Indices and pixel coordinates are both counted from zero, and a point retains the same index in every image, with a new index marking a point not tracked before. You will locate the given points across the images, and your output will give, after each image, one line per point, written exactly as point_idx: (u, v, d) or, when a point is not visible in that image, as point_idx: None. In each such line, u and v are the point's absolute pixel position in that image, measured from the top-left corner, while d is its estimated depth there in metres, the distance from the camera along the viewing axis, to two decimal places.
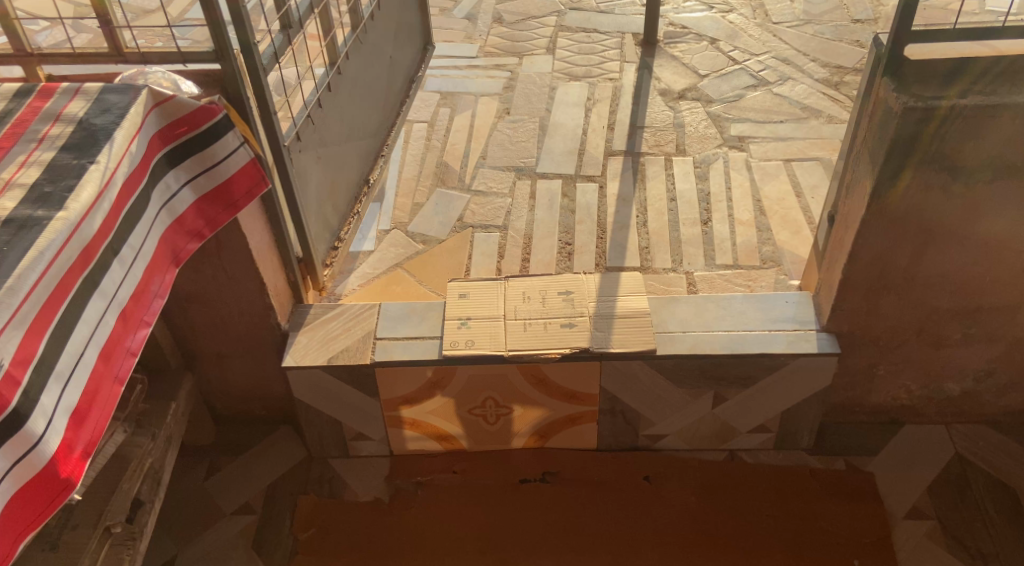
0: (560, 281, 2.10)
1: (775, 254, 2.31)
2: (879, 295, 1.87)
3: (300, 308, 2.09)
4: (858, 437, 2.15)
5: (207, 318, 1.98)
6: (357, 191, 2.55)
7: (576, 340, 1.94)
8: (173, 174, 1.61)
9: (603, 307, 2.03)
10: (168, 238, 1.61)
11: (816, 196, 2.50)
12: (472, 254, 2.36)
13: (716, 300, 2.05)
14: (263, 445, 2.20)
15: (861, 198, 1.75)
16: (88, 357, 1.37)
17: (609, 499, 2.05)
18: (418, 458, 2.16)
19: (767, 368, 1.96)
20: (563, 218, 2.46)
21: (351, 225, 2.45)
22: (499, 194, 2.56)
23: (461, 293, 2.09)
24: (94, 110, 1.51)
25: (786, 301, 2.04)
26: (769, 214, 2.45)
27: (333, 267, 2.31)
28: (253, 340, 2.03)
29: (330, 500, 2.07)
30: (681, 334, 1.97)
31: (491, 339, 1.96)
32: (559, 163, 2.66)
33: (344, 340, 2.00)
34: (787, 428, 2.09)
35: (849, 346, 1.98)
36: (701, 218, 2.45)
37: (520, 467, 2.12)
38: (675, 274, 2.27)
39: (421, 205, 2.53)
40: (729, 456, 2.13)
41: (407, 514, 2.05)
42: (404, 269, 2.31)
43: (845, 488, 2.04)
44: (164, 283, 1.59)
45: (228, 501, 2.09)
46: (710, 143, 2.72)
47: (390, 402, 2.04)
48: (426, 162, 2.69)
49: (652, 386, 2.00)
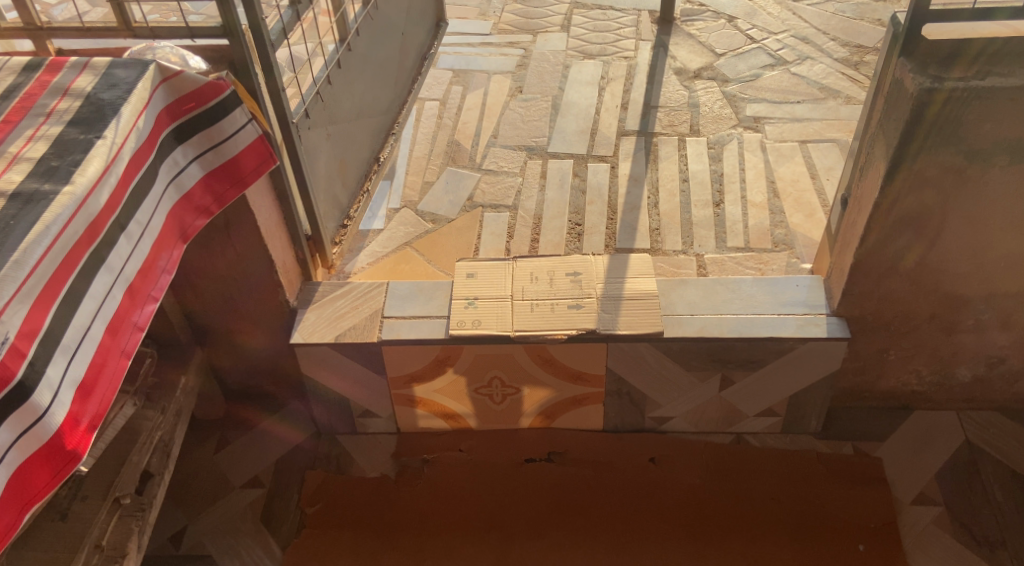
0: (568, 262, 2.09)
1: (788, 237, 2.29)
2: (890, 279, 1.85)
3: (308, 285, 2.09)
4: (867, 422, 2.13)
5: (216, 294, 1.99)
6: (367, 169, 2.55)
7: (583, 322, 1.93)
8: (181, 150, 1.61)
9: (611, 288, 2.02)
10: (176, 214, 1.62)
11: (831, 178, 2.47)
12: (481, 233, 2.36)
13: (725, 283, 2.03)
14: (272, 420, 2.22)
15: (875, 181, 1.72)
16: (95, 331, 1.37)
17: (614, 479, 2.06)
18: (424, 436, 2.17)
19: (776, 352, 1.94)
20: (573, 198, 2.45)
21: (360, 203, 2.46)
22: (509, 173, 2.55)
23: (469, 273, 2.08)
24: (102, 85, 1.51)
25: (798, 285, 2.02)
26: (783, 196, 2.42)
27: (342, 244, 2.32)
28: (262, 316, 2.04)
29: (337, 475, 2.09)
30: (689, 317, 1.95)
31: (498, 319, 1.96)
32: (571, 143, 2.65)
33: (352, 318, 2.01)
34: (795, 412, 2.08)
35: (860, 331, 1.96)
36: (713, 200, 2.42)
37: (526, 446, 2.13)
38: (685, 256, 2.25)
39: (431, 183, 2.53)
40: (734, 439, 2.13)
41: (413, 491, 2.06)
42: (413, 248, 2.32)
43: (851, 473, 2.03)
44: (172, 259, 1.60)
45: (237, 474, 2.11)
46: (725, 123, 2.69)
47: (397, 380, 2.05)
48: (438, 140, 2.67)
49: (658, 368, 1.99)
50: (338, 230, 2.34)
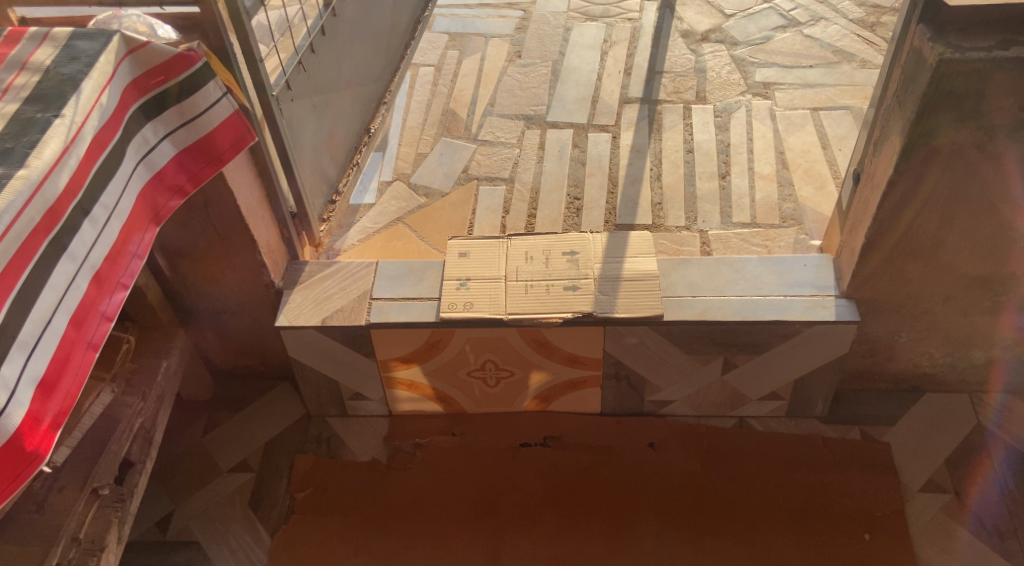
0: (565, 240, 2.00)
1: (796, 212, 2.19)
2: (903, 260, 1.75)
3: (295, 264, 2.01)
4: (876, 405, 2.05)
5: (199, 273, 1.91)
6: (357, 141, 2.46)
7: (580, 304, 1.85)
8: (150, 127, 1.51)
9: (609, 269, 1.93)
10: (147, 195, 1.53)
11: (843, 148, 2.35)
12: (476, 208, 2.28)
13: (730, 263, 1.94)
14: (261, 402, 2.15)
15: (889, 157, 1.62)
16: (57, 323, 1.27)
17: (611, 464, 1.98)
18: (417, 418, 2.10)
19: (782, 336, 1.85)
20: (572, 171, 2.36)
21: (350, 177, 2.37)
22: (506, 144, 2.45)
23: (461, 252, 2.00)
24: (62, 58, 1.40)
25: (805, 265, 1.92)
26: (792, 167, 2.31)
27: (330, 222, 2.24)
28: (246, 297, 1.97)
29: (327, 460, 2.02)
30: (691, 299, 1.87)
31: (491, 301, 1.88)
32: (570, 112, 2.53)
33: (339, 300, 1.93)
34: (801, 396, 2.00)
35: (870, 313, 1.87)
36: (719, 172, 2.32)
37: (521, 430, 2.05)
38: (688, 232, 2.16)
39: (425, 155, 2.43)
40: (738, 423, 2.05)
41: (405, 476, 1.99)
42: (405, 224, 2.24)
43: (859, 458, 1.95)
44: (143, 243, 1.50)
45: (225, 458, 2.05)
46: (733, 90, 2.57)
47: (386, 363, 1.97)
48: (432, 109, 2.57)
49: (658, 352, 1.92)
50: (326, 207, 2.25)
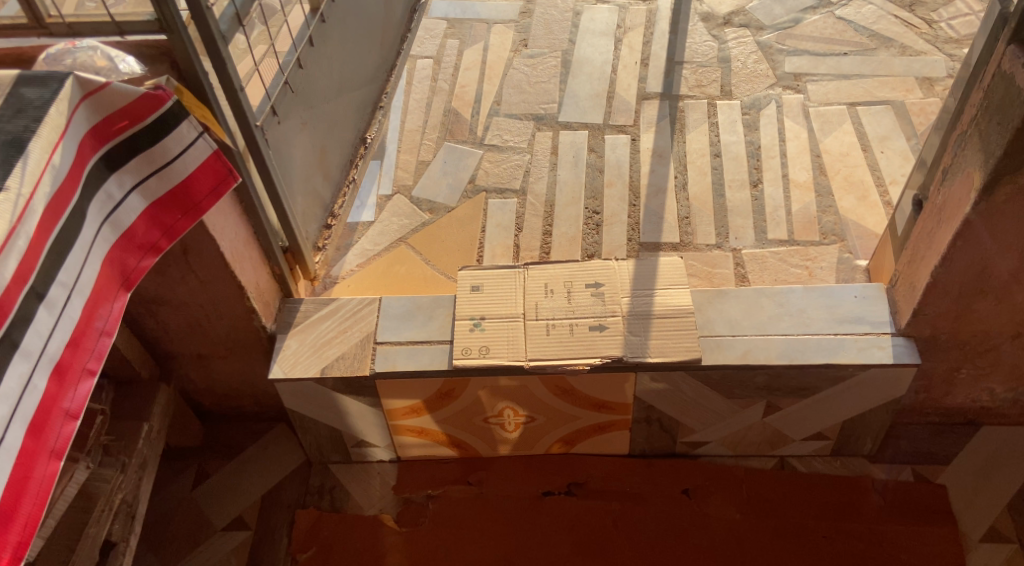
0: (588, 269, 1.80)
1: (838, 226, 2.00)
2: (973, 298, 1.57)
3: (289, 302, 1.81)
4: (928, 441, 1.90)
5: (181, 321, 1.71)
6: (353, 153, 2.22)
7: (607, 348, 1.67)
8: (115, 180, 1.32)
9: (639, 304, 1.73)
10: (115, 257, 1.33)
11: (886, 150, 2.15)
12: (486, 225, 2.07)
13: (771, 294, 1.75)
14: (257, 447, 1.97)
15: (964, 191, 1.43)
16: (13, 439, 1.10)
17: (644, 514, 1.82)
18: (428, 464, 1.92)
19: (832, 379, 1.68)
20: (590, 180, 2.14)
21: (346, 196, 2.13)
22: (516, 149, 2.23)
23: (474, 285, 1.79)
24: (6, 111, 1.18)
25: (855, 296, 1.73)
26: (831, 173, 2.11)
27: (326, 250, 2.02)
28: (236, 342, 1.77)
29: (331, 514, 1.86)
30: (731, 339, 1.69)
31: (510, 345, 1.69)
32: (584, 110, 2.31)
33: (339, 345, 1.73)
34: (847, 435, 1.84)
35: (928, 350, 1.70)
36: (750, 179, 2.11)
37: (543, 476, 1.89)
38: (720, 251, 1.97)
39: (427, 163, 2.21)
40: (780, 464, 1.89)
41: (418, 532, 1.82)
42: (409, 245, 2.04)
43: (911, 505, 1.81)
44: (112, 314, 1.32)
45: (219, 514, 1.88)
46: (761, 82, 2.34)
47: (394, 412, 1.79)
48: (433, 108, 2.34)
49: (694, 396, 1.74)
50: (321, 231, 2.04)
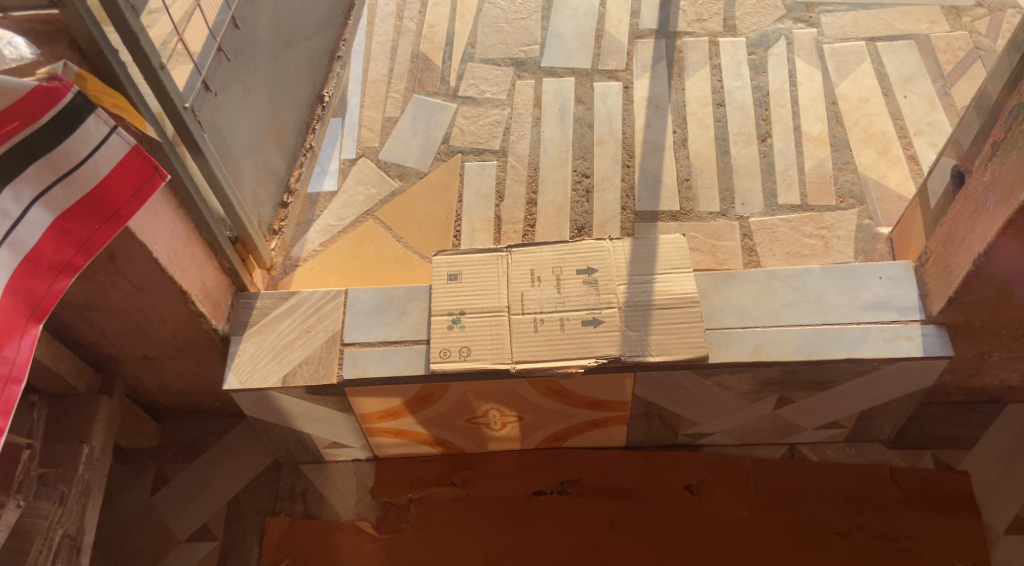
0: (579, 250, 1.59)
1: (856, 187, 1.79)
2: (1017, 286, 1.39)
3: (243, 297, 1.59)
4: (950, 423, 1.74)
5: (119, 325, 1.50)
6: (308, 114, 1.96)
7: (603, 347, 1.49)
8: (9, 193, 1.09)
9: (637, 293, 1.54)
10: (18, 286, 1.11)
11: (909, 94, 1.92)
12: (464, 194, 1.85)
13: (786, 277, 1.55)
14: (220, 447, 1.79)
15: (1020, 173, 1.23)
16: None
17: (644, 514, 1.68)
18: (409, 462, 1.76)
19: (854, 373, 1.50)
20: (578, 137, 1.91)
21: (303, 167, 1.89)
22: (494, 101, 1.98)
23: (451, 274, 1.58)
24: None
25: (880, 277, 1.53)
26: (847, 124, 1.88)
27: (283, 233, 1.79)
28: (186, 344, 1.57)
29: (304, 522, 1.70)
30: (741, 332, 1.51)
31: (493, 345, 1.51)
32: (570, 52, 2.05)
33: (303, 348, 1.54)
34: (864, 423, 1.68)
35: (962, 336, 1.52)
36: (757, 133, 1.88)
37: (534, 475, 1.73)
38: (725, 220, 1.77)
39: (395, 119, 1.97)
40: (788, 453, 1.74)
41: (399, 539, 1.68)
42: (377, 218, 1.83)
43: (933, 495, 1.67)
44: (22, 355, 1.11)
45: (181, 523, 1.72)
46: (769, 14, 2.07)
47: (368, 416, 1.61)
48: (399, 53, 2.07)
49: (698, 393, 1.57)
50: (276, 211, 1.81)
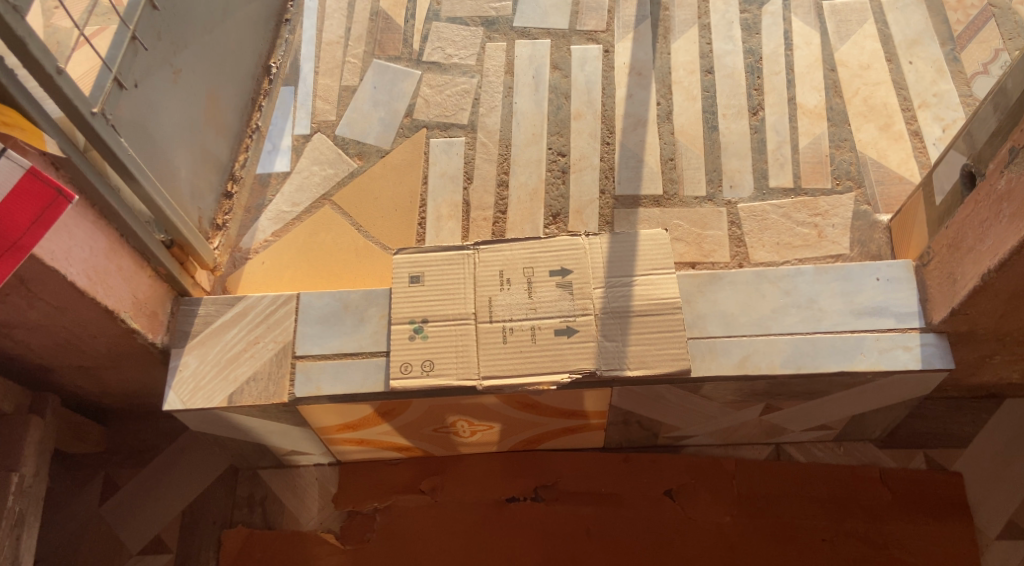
0: (553, 248, 1.44)
1: (854, 167, 1.65)
2: None
3: (185, 303, 1.46)
4: (944, 420, 1.66)
5: (46, 343, 1.38)
6: (255, 89, 1.77)
7: (577, 360, 1.37)
8: None
9: (614, 297, 1.41)
10: None
11: (915, 59, 1.75)
12: (428, 174, 1.69)
13: (776, 279, 1.43)
14: (173, 450, 1.70)
15: None
16: None
17: (622, 520, 1.60)
18: (373, 467, 1.66)
19: (847, 384, 1.40)
20: (553, 109, 1.74)
21: (249, 150, 1.72)
22: (462, 67, 1.80)
23: (413, 276, 1.44)
24: None
25: (878, 279, 1.41)
26: (847, 94, 1.72)
27: (228, 228, 1.64)
28: (123, 356, 1.45)
29: (263, 532, 1.61)
30: (726, 341, 1.39)
31: (458, 358, 1.38)
32: (545, 10, 1.85)
33: (251, 362, 1.42)
34: (854, 425, 1.59)
35: (965, 343, 1.41)
36: (749, 105, 1.72)
37: (507, 479, 1.64)
38: (712, 205, 1.63)
39: (353, 88, 1.79)
40: (773, 453, 1.67)
41: (365, 550, 1.59)
42: (334, 204, 1.67)
43: (924, 499, 1.60)
44: None
45: (133, 535, 1.64)
46: None
47: (326, 428, 1.51)
48: (357, 10, 1.87)
49: (679, 403, 1.46)
50: (218, 203, 1.65)
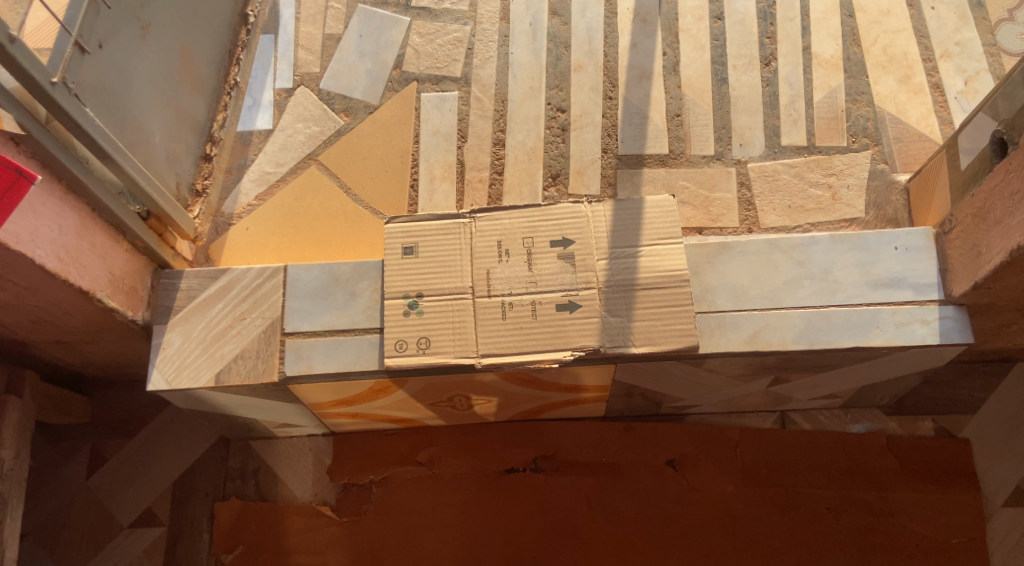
0: (554, 216, 1.36)
1: (871, 124, 1.56)
2: None
3: (165, 277, 1.38)
4: (954, 386, 1.62)
5: (19, 321, 1.30)
6: (232, 39, 1.64)
7: (580, 337, 1.30)
8: None
9: (619, 270, 1.33)
10: None
11: (938, 4, 1.64)
12: (420, 132, 1.59)
13: (789, 248, 1.36)
14: (161, 421, 1.65)
15: None
16: None
17: (622, 491, 1.56)
18: (368, 438, 1.61)
19: (860, 358, 1.34)
20: (552, 60, 1.63)
21: (229, 106, 1.60)
22: (454, 13, 1.68)
23: (407, 247, 1.36)
24: None
25: (896, 248, 1.34)
26: (865, 43, 1.62)
27: (208, 194, 1.54)
28: (102, 332, 1.38)
29: (257, 505, 1.58)
30: (736, 315, 1.33)
31: (455, 335, 1.32)
32: None
33: (238, 339, 1.35)
34: (863, 393, 1.54)
35: (984, 315, 1.35)
36: (761, 55, 1.61)
37: (505, 450, 1.59)
38: (720, 165, 1.54)
39: (337, 37, 1.67)
40: (778, 420, 1.62)
41: (361, 523, 1.56)
42: (320, 164, 1.58)
43: (930, 467, 1.56)
44: None
45: (124, 508, 1.60)
46: None
47: (319, 404, 1.45)
48: None
49: (685, 376, 1.41)
50: (197, 166, 1.54)
